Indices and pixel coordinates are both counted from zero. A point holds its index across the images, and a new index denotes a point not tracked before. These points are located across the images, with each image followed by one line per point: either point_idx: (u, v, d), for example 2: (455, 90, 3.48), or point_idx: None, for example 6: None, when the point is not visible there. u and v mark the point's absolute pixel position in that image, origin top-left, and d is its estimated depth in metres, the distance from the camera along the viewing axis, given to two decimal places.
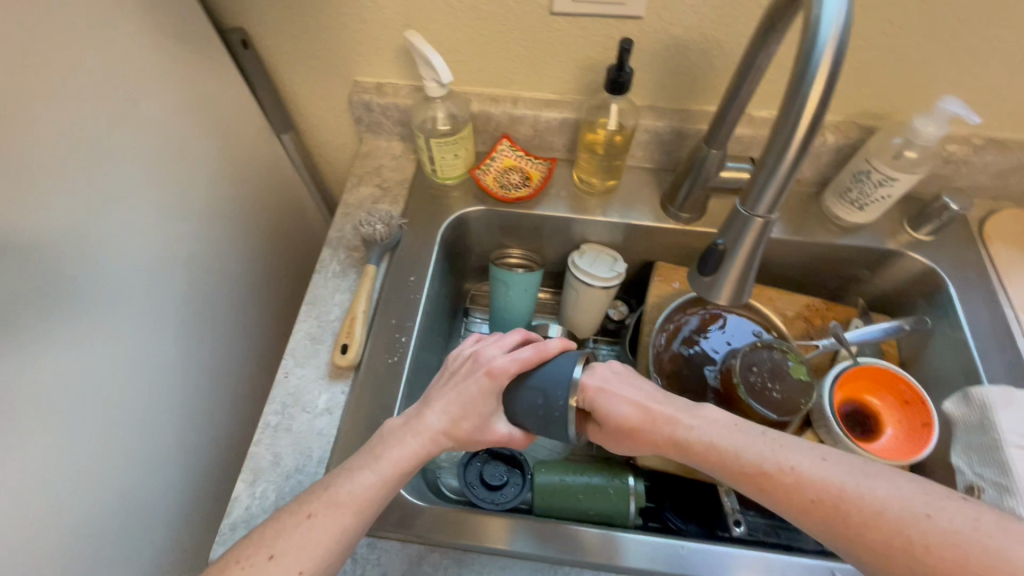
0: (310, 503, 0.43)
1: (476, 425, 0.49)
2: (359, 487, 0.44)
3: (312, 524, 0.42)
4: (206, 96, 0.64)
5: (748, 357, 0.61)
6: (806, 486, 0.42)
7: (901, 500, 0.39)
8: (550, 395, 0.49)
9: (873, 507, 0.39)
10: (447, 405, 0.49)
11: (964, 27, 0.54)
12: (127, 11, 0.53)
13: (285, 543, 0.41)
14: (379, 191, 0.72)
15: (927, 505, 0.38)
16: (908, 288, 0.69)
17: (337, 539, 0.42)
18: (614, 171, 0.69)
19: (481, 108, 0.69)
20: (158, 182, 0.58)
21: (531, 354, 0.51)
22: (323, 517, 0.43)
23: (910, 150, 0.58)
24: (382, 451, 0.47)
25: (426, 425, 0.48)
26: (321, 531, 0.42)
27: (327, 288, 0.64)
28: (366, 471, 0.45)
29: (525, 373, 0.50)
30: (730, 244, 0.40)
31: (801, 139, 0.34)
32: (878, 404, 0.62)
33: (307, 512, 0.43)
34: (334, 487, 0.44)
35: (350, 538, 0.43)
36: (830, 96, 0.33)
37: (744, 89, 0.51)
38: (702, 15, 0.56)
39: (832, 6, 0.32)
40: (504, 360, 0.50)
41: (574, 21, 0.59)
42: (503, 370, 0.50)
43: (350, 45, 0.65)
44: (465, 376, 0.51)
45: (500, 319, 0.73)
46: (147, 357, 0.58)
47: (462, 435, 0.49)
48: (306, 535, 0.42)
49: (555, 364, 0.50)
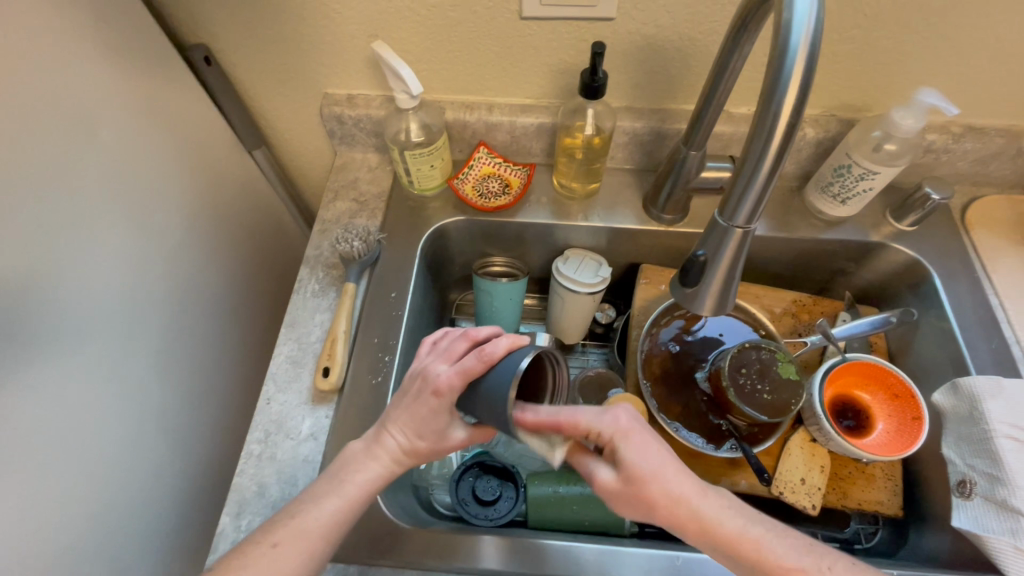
0: (276, 532, 0.42)
1: (434, 442, 0.47)
2: (326, 513, 0.44)
3: (276, 555, 0.41)
4: (170, 116, 0.62)
5: (736, 359, 0.60)
6: None
7: None
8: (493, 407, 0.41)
9: None
10: (402, 425, 0.47)
11: (938, 16, 0.53)
12: (82, 36, 0.51)
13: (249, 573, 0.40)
14: (356, 205, 0.71)
15: None
16: (894, 279, 0.69)
17: (302, 567, 0.42)
18: (594, 175, 0.68)
19: (455, 116, 0.67)
20: (127, 211, 0.56)
21: (475, 362, 0.43)
22: (290, 545, 0.42)
23: (890, 142, 0.58)
24: (346, 476, 0.46)
25: (386, 448, 0.47)
26: (287, 560, 0.41)
27: (306, 309, 0.63)
28: (331, 497, 0.45)
29: (470, 383, 0.43)
30: (711, 254, 0.39)
31: (779, 144, 0.33)
32: (868, 399, 0.61)
33: (273, 541, 0.42)
34: (301, 515, 0.43)
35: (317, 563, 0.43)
36: (805, 100, 0.32)
37: (720, 89, 0.50)
38: (674, 14, 0.55)
39: (804, 6, 0.31)
40: (447, 375, 0.44)
41: (545, 25, 0.57)
42: (451, 388, 0.44)
43: (318, 58, 0.64)
44: (416, 395, 0.47)
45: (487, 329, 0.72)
46: (125, 392, 0.57)
47: (422, 454, 0.47)
48: (272, 564, 0.40)
49: (500, 366, 0.42)
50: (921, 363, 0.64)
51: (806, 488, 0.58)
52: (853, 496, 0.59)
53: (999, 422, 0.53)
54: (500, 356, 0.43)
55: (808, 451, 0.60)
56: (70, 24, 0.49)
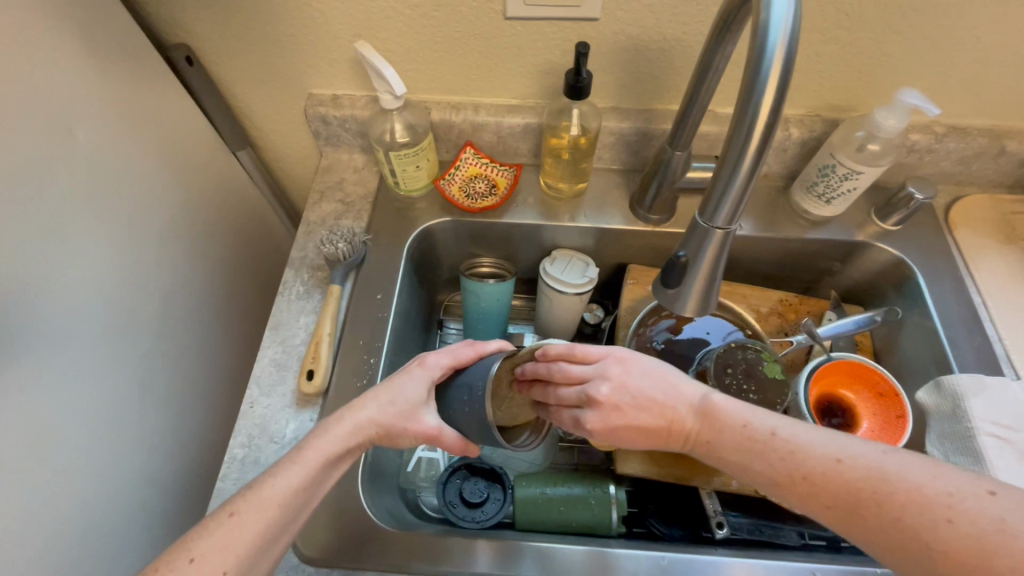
0: (234, 501, 0.39)
1: (405, 414, 0.45)
2: (287, 480, 0.40)
3: (233, 521, 0.38)
4: (151, 116, 0.61)
5: (722, 359, 0.60)
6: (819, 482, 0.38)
7: (913, 493, 0.35)
8: (472, 387, 0.45)
9: (889, 499, 0.36)
10: (376, 396, 0.45)
11: (920, 17, 0.53)
12: (60, 35, 0.50)
13: (206, 544, 0.37)
14: (341, 206, 0.70)
15: (938, 499, 0.35)
16: (878, 278, 0.69)
17: (261, 536, 0.39)
18: (581, 175, 0.68)
19: (441, 116, 0.67)
20: (108, 213, 0.56)
21: (467, 350, 0.48)
22: (246, 514, 0.38)
23: (873, 142, 0.58)
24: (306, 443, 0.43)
25: (354, 416, 0.44)
26: (246, 526, 0.38)
27: (291, 311, 0.62)
28: (292, 463, 0.42)
29: (457, 366, 0.47)
30: (691, 255, 0.38)
31: (759, 143, 0.33)
32: (853, 398, 0.61)
33: (230, 510, 0.39)
34: (260, 484, 0.40)
35: (276, 535, 0.39)
36: (782, 102, 0.32)
37: (704, 90, 0.50)
38: (659, 14, 0.55)
39: (780, 6, 0.31)
40: (437, 352, 0.48)
41: (530, 24, 0.57)
42: (436, 365, 0.47)
43: (302, 57, 0.63)
44: (399, 372, 0.48)
45: (474, 330, 0.72)
46: (106, 397, 0.56)
47: (392, 424, 0.44)
48: (228, 534, 0.38)
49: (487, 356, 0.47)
50: (906, 361, 0.65)
51: None
52: None
53: (981, 419, 0.53)
54: (490, 351, 0.48)
55: None
56: (47, 24, 0.49)
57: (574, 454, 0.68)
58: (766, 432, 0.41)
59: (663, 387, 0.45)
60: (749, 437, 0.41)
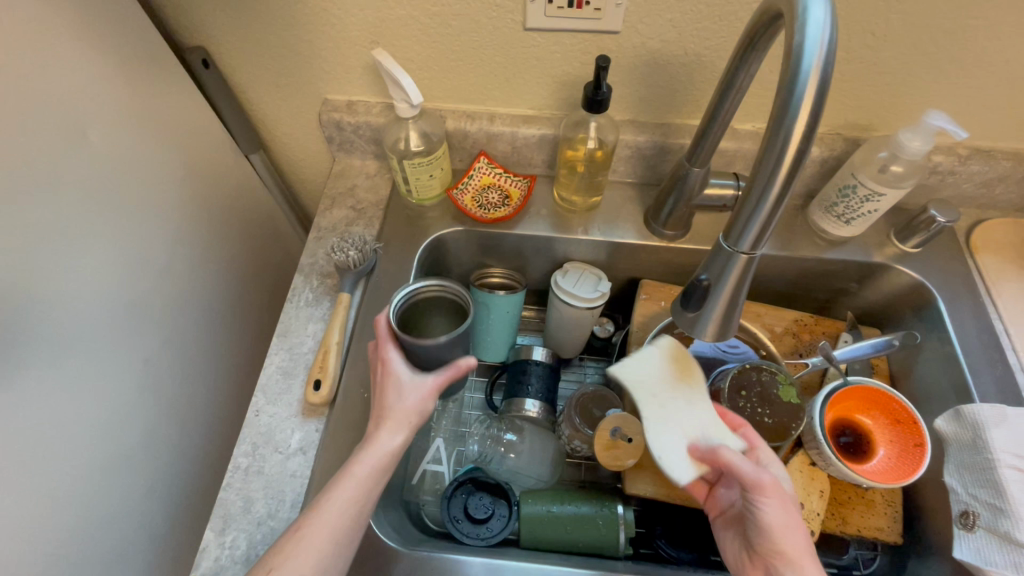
0: (299, 523, 0.44)
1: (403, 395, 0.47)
2: (343, 500, 0.44)
3: (301, 540, 0.43)
4: (164, 118, 0.61)
5: (736, 380, 0.58)
6: None
7: None
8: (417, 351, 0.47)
9: None
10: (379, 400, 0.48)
11: (947, 38, 0.52)
12: (75, 36, 0.50)
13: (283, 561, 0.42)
14: (353, 213, 0.70)
15: None
16: (897, 301, 0.68)
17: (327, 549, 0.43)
18: (596, 189, 0.67)
19: (456, 125, 0.66)
20: (118, 216, 0.55)
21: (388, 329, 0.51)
22: (314, 532, 0.43)
23: (895, 164, 0.57)
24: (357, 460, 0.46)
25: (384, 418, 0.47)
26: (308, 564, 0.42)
27: (299, 318, 0.62)
28: (346, 485, 0.45)
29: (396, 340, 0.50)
30: (713, 279, 0.37)
31: (791, 166, 0.31)
32: (869, 423, 0.60)
33: (297, 530, 0.43)
34: (321, 503, 0.44)
35: (343, 547, 0.44)
36: (816, 126, 0.31)
37: (726, 107, 0.49)
38: (681, 28, 0.54)
39: (815, 29, 0.30)
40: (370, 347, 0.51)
41: (549, 36, 0.56)
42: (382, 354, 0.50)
43: (318, 63, 0.63)
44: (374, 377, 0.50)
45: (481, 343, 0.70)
46: (112, 402, 0.55)
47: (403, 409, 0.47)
48: (300, 550, 0.42)
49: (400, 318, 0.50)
50: (923, 387, 0.64)
51: (805, 514, 0.57)
52: (852, 522, 0.58)
53: (1003, 452, 0.52)
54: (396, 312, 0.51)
55: (807, 475, 0.58)
56: (61, 26, 0.48)
57: (581, 470, 0.66)
58: None
59: None
60: None
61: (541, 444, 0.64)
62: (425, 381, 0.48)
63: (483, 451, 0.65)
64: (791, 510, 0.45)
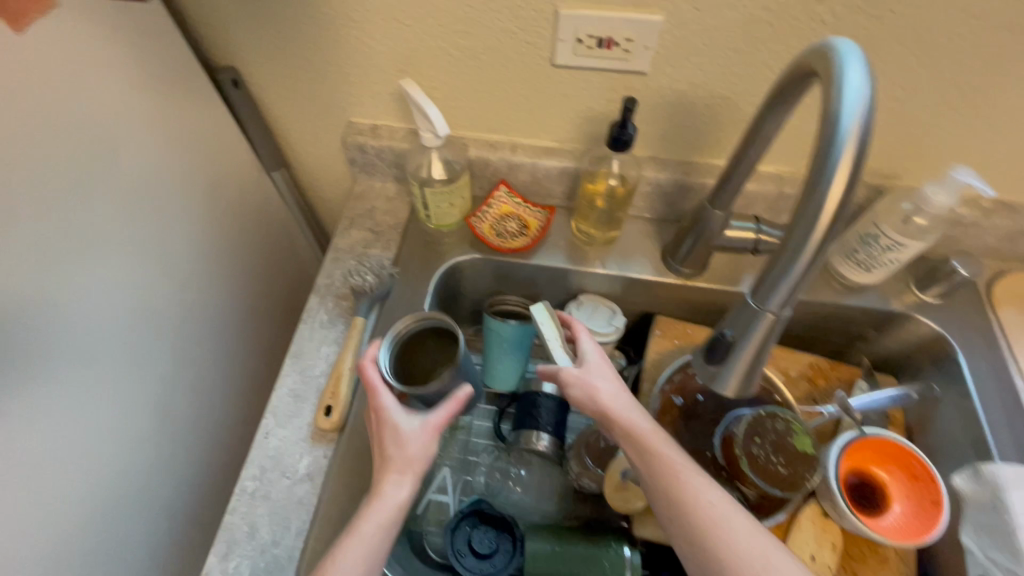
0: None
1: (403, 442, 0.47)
2: (355, 554, 0.43)
3: None
4: (192, 137, 0.62)
5: (750, 426, 0.58)
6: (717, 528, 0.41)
7: None
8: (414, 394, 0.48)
9: None
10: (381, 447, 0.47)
11: (978, 94, 0.52)
12: (114, 57, 0.50)
13: None
14: (371, 235, 0.70)
15: None
16: (915, 352, 0.67)
17: None
18: (615, 223, 0.67)
19: (479, 154, 0.66)
20: (139, 233, 0.56)
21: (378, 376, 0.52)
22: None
23: (919, 216, 0.56)
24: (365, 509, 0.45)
25: (391, 465, 0.47)
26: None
27: (313, 340, 0.62)
28: (354, 539, 0.44)
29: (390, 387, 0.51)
30: (737, 335, 0.36)
31: (824, 232, 0.31)
32: (886, 477, 0.59)
33: None
34: (331, 560, 0.43)
35: None
36: (851, 195, 0.30)
37: (751, 154, 0.49)
38: (710, 72, 0.54)
39: (853, 96, 0.30)
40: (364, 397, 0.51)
41: (576, 73, 0.57)
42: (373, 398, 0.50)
43: (345, 87, 0.63)
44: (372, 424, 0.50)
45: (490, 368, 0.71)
46: (120, 417, 0.55)
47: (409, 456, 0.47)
48: None
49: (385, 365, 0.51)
50: (940, 440, 0.62)
51: (817, 566, 0.55)
52: None
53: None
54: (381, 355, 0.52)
55: (820, 527, 0.57)
56: (100, 47, 0.49)
57: (590, 505, 0.63)
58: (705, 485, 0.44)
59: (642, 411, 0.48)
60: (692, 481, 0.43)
61: (548, 478, 0.64)
62: (427, 421, 0.48)
63: (489, 484, 0.64)
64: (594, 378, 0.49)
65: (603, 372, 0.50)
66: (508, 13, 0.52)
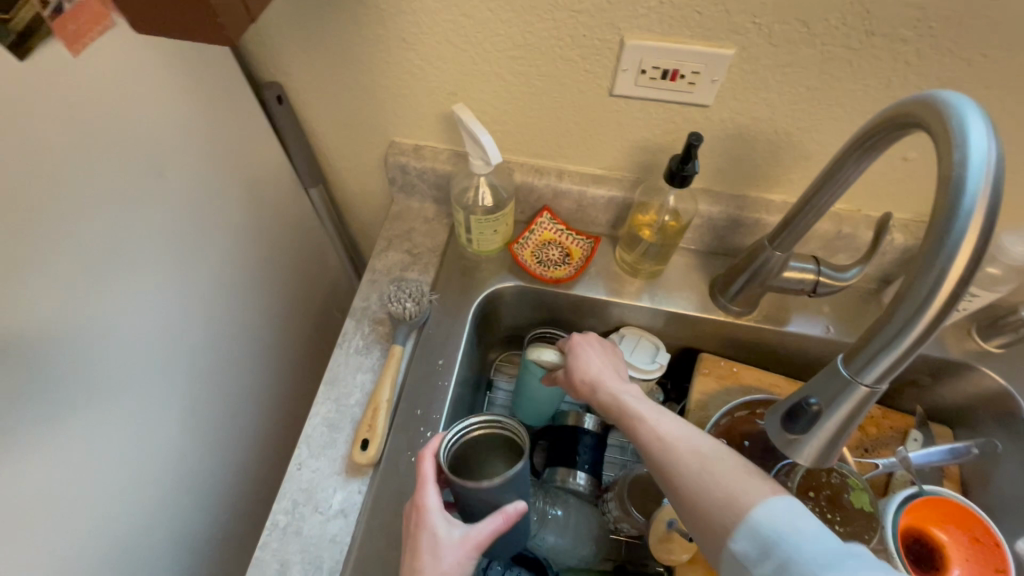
0: None
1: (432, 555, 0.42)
2: None
3: None
4: (235, 153, 0.60)
5: (805, 479, 0.55)
6: (697, 492, 0.39)
7: None
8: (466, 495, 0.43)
9: None
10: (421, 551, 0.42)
11: None
12: (164, 75, 0.49)
13: None
14: (408, 257, 0.68)
15: None
16: (976, 403, 0.63)
17: None
18: (663, 256, 0.64)
19: (524, 179, 0.64)
20: (178, 254, 0.54)
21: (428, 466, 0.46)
22: None
23: (992, 266, 0.53)
24: None
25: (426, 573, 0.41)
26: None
27: (349, 367, 0.60)
28: None
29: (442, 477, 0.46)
30: (824, 405, 0.34)
31: (940, 308, 0.28)
32: (944, 538, 0.55)
33: None
34: None
35: None
36: (975, 269, 0.28)
37: (824, 198, 0.46)
38: (776, 108, 0.52)
39: (977, 162, 0.27)
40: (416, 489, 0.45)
41: (635, 103, 0.54)
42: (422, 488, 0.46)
43: (391, 107, 0.61)
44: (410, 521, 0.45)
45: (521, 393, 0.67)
46: (152, 442, 0.54)
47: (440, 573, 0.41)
48: None
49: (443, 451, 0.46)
50: (1002, 500, 0.59)
51: None
52: None
53: None
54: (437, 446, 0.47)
55: None
56: (152, 65, 0.47)
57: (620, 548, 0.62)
58: (686, 450, 0.41)
59: (636, 393, 0.49)
60: (671, 448, 0.42)
61: (584, 519, 0.61)
62: (464, 535, 0.42)
63: None
64: (580, 363, 0.53)
65: (581, 360, 0.53)
66: (570, 42, 0.50)
